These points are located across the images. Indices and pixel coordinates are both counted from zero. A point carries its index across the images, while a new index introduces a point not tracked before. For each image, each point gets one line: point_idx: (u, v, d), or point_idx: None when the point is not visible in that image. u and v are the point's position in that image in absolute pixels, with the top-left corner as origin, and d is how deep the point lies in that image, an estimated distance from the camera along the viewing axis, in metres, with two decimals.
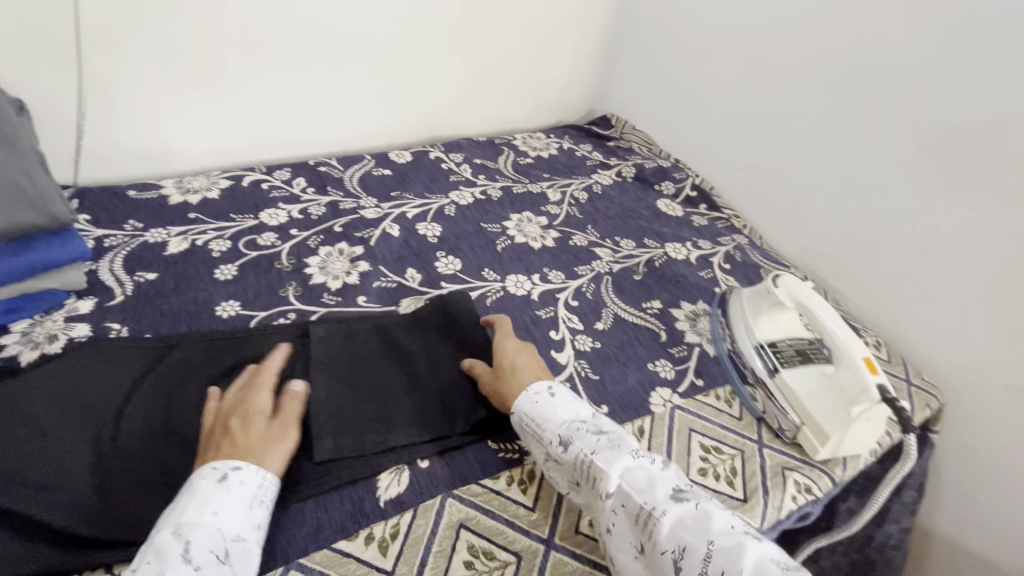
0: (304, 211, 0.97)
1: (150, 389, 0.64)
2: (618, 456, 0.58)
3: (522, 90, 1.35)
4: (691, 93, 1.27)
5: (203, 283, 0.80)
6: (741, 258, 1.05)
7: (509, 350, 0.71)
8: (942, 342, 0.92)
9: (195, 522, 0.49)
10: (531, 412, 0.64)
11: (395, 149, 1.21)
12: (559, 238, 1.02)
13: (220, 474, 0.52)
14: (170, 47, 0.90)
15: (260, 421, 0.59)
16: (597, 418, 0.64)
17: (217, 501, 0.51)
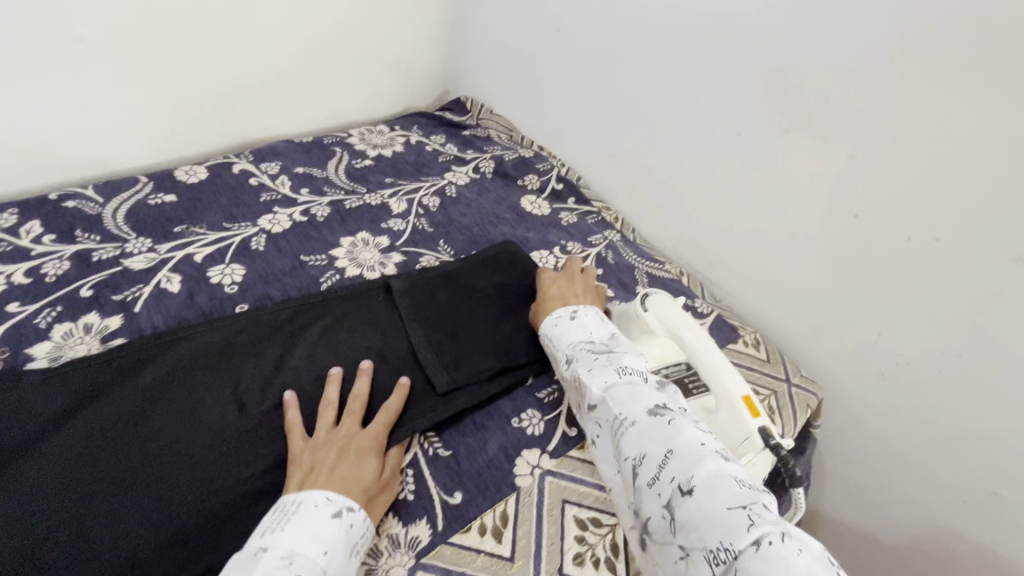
0: (33, 271, 0.70)
1: (182, 399, 0.60)
2: (605, 372, 0.57)
3: (352, 75, 1.13)
4: (545, 69, 1.11)
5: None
6: (613, 259, 0.94)
7: (550, 281, 0.76)
8: (814, 329, 0.88)
9: (304, 557, 0.46)
10: (551, 335, 0.67)
11: (186, 164, 0.95)
12: (403, 263, 0.84)
13: (335, 509, 0.50)
14: None
15: (370, 454, 0.57)
16: (614, 341, 0.63)
17: (329, 539, 0.48)
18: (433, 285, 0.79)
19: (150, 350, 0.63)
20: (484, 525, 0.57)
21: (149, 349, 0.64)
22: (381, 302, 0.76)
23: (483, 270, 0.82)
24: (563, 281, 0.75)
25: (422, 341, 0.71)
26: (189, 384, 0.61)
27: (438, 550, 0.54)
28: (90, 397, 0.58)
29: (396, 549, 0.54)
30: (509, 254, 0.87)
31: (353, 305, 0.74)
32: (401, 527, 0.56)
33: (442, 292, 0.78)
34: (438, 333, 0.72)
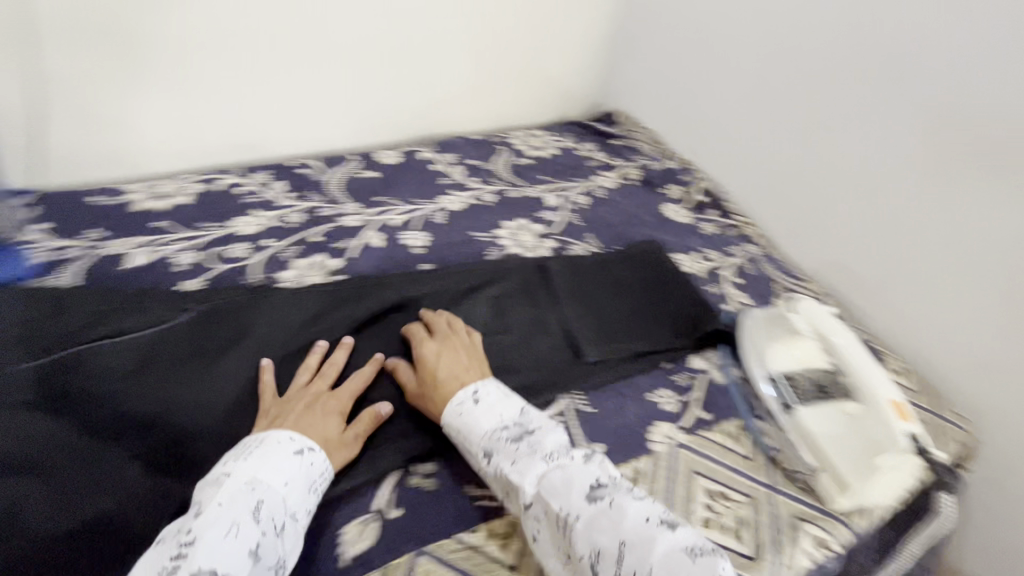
0: (280, 218, 0.90)
1: (387, 335, 0.75)
2: (532, 463, 0.56)
3: (521, 85, 1.27)
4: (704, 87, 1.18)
5: (161, 295, 0.72)
6: (752, 271, 0.97)
7: (429, 357, 0.68)
8: (975, 367, 0.85)
9: (266, 486, 0.51)
10: (457, 426, 0.61)
11: (384, 149, 1.13)
12: (556, 249, 0.94)
13: (296, 448, 0.55)
14: (138, 37, 0.84)
15: (335, 413, 0.62)
16: (525, 417, 0.61)
17: (289, 472, 0.53)
18: (586, 272, 0.89)
19: (372, 288, 0.79)
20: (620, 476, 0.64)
21: (367, 288, 0.79)
22: (538, 279, 0.86)
23: (632, 269, 0.91)
24: (451, 357, 0.68)
25: (573, 317, 0.81)
26: (392, 325, 0.76)
27: None
28: (322, 309, 0.75)
29: None
30: (654, 256, 0.93)
31: (517, 276, 0.86)
32: None
33: (592, 280, 0.88)
34: (586, 313, 0.82)
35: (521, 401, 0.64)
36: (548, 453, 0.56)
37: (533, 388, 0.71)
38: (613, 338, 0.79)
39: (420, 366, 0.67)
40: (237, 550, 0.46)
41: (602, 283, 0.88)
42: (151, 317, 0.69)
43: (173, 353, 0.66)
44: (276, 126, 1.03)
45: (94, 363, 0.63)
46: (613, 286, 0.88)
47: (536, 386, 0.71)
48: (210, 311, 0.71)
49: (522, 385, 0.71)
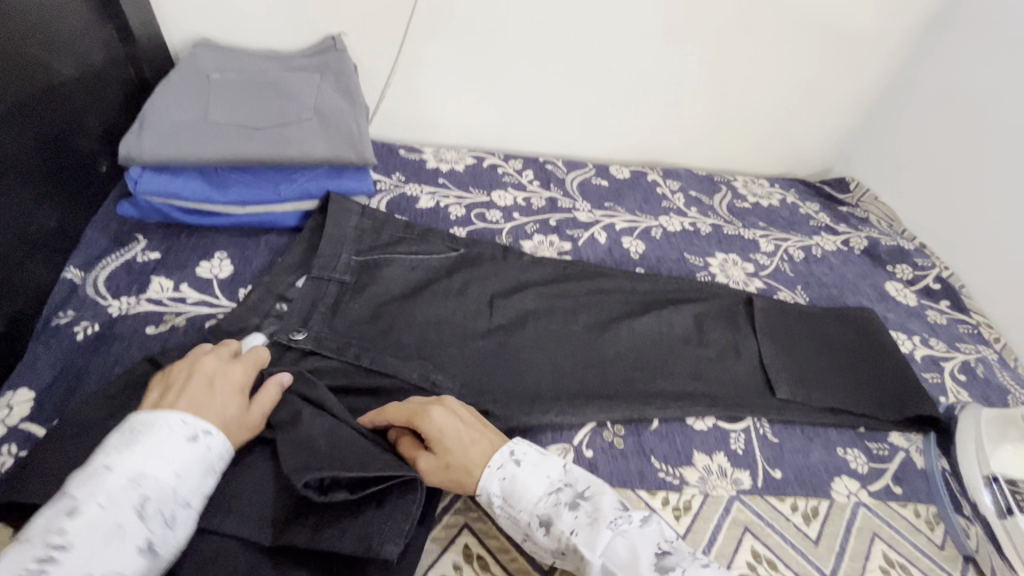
0: (527, 199, 1.07)
1: (606, 312, 0.84)
2: (596, 534, 0.52)
3: (756, 135, 1.32)
4: (975, 185, 1.12)
5: (442, 236, 0.87)
6: (983, 374, 0.89)
7: (441, 430, 0.57)
8: None
9: (149, 479, 0.47)
10: (501, 495, 0.56)
11: (616, 165, 1.27)
12: (763, 290, 0.97)
13: (188, 434, 0.50)
14: (468, 44, 1.07)
15: (238, 393, 0.56)
16: (570, 475, 0.58)
17: (181, 461, 0.49)
18: (791, 317, 0.89)
19: (598, 273, 0.90)
20: (796, 506, 0.66)
21: (597, 272, 0.90)
22: (742, 309, 0.90)
23: (846, 330, 0.89)
24: (454, 420, 0.59)
25: (768, 355, 0.82)
26: (610, 305, 0.85)
27: (755, 497, 0.66)
28: (555, 278, 0.87)
29: (722, 477, 0.67)
30: (868, 324, 0.91)
31: (721, 303, 0.90)
32: (729, 467, 0.68)
33: (796, 326, 0.88)
34: (783, 355, 0.83)
35: (560, 457, 0.60)
36: (612, 520, 0.53)
37: (723, 401, 0.75)
38: (809, 386, 0.79)
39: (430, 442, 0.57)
40: (119, 553, 0.44)
41: (814, 334, 0.88)
42: (429, 248, 0.84)
43: (446, 278, 0.81)
44: (537, 127, 1.22)
45: (398, 274, 0.80)
46: (825, 340, 0.87)
47: (726, 401, 0.75)
48: (473, 256, 0.86)
49: (714, 395, 0.76)
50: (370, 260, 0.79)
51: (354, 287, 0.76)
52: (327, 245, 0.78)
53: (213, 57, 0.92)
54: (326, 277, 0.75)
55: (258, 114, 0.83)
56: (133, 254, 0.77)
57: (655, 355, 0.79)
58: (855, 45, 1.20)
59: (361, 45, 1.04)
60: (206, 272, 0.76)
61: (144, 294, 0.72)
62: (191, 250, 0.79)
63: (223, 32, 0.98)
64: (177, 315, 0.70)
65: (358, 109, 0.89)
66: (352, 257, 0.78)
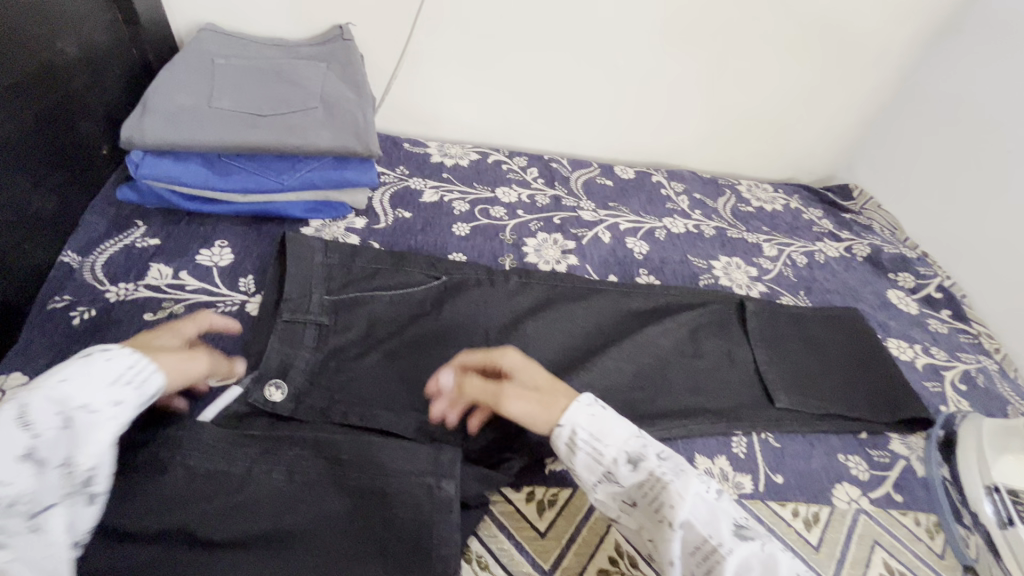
0: (531, 196, 1.06)
1: (608, 315, 0.84)
2: (682, 480, 0.52)
3: (760, 138, 1.32)
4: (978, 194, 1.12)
5: (423, 259, 0.82)
6: (984, 383, 0.89)
7: (516, 367, 0.62)
8: None
9: (33, 389, 0.45)
10: (589, 428, 0.56)
11: (621, 165, 1.26)
12: (766, 294, 0.97)
13: (91, 349, 0.50)
14: (475, 37, 1.06)
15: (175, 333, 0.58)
16: (652, 435, 0.58)
17: (73, 371, 0.47)
18: (782, 320, 0.89)
19: (591, 290, 0.86)
20: (797, 511, 0.65)
21: (592, 291, 0.86)
22: (733, 316, 0.88)
23: (848, 336, 0.89)
24: (531, 367, 0.63)
25: (763, 362, 0.82)
26: (612, 308, 0.85)
27: (756, 501, 0.65)
28: (557, 281, 0.86)
29: (724, 481, 0.67)
30: (869, 330, 0.90)
31: (714, 310, 0.88)
32: (730, 470, 0.68)
33: (798, 332, 0.88)
34: (782, 363, 0.82)
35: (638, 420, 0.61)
36: (700, 474, 0.53)
37: (725, 412, 0.74)
38: (809, 394, 0.78)
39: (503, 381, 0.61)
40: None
41: (817, 341, 0.87)
42: (407, 279, 0.78)
43: (433, 309, 0.76)
44: (543, 124, 1.21)
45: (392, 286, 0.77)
46: (828, 346, 0.87)
47: (729, 405, 0.75)
48: (456, 282, 0.80)
49: (716, 399, 0.76)
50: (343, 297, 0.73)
51: (333, 328, 0.70)
52: (293, 287, 0.72)
53: (218, 42, 0.91)
54: (300, 318, 0.69)
55: (264, 101, 0.82)
56: (133, 239, 0.75)
57: (654, 371, 0.77)
58: (864, 52, 1.20)
59: (367, 35, 1.03)
60: (206, 260, 0.75)
61: (143, 281, 0.70)
62: (192, 237, 0.78)
63: (229, 18, 0.97)
64: (176, 302, 0.68)
65: (366, 101, 0.89)
66: (324, 296, 0.72)
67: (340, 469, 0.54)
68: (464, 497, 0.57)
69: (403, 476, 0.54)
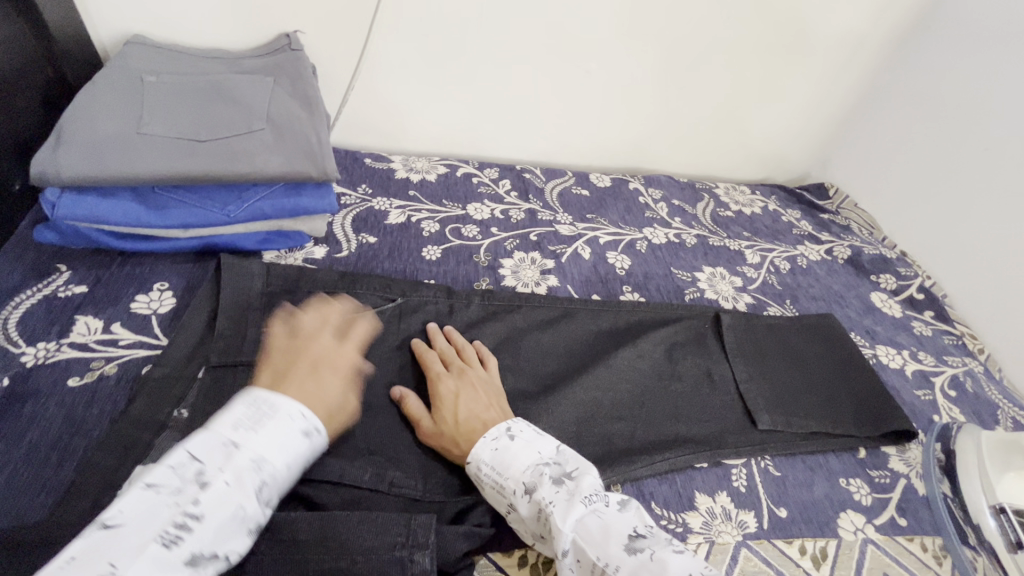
0: (505, 212, 1.00)
1: (592, 341, 0.79)
2: (570, 506, 0.50)
3: (734, 139, 1.29)
4: (956, 189, 1.11)
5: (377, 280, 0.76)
6: (972, 389, 0.88)
7: (448, 395, 0.62)
8: None
9: (273, 465, 0.45)
10: (490, 463, 0.56)
11: (596, 172, 1.21)
12: (752, 306, 0.94)
13: (305, 428, 0.48)
14: (439, 42, 0.98)
15: (341, 376, 0.57)
16: (562, 455, 0.56)
17: (301, 453, 0.48)
18: (759, 332, 0.86)
19: (574, 311, 0.82)
20: (804, 548, 0.62)
21: (574, 310, 0.82)
22: (709, 330, 0.85)
23: (834, 346, 0.86)
24: (469, 391, 0.63)
25: (742, 380, 0.78)
26: (596, 332, 0.80)
27: (762, 541, 0.61)
28: (519, 300, 0.80)
29: (727, 521, 0.62)
30: (844, 336, 0.89)
31: (689, 325, 0.84)
32: (733, 508, 0.64)
33: (782, 345, 0.85)
34: (768, 381, 0.79)
35: (557, 439, 0.59)
36: (589, 496, 0.51)
37: (707, 440, 0.70)
38: (789, 411, 0.75)
39: (436, 407, 0.62)
40: (238, 530, 0.42)
41: (805, 354, 0.84)
42: (360, 302, 0.72)
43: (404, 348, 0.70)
44: (513, 132, 1.15)
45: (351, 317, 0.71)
46: (819, 361, 0.84)
47: (724, 435, 0.71)
48: (413, 304, 0.75)
49: (712, 429, 0.72)
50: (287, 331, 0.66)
51: None
52: (227, 325, 0.64)
53: (147, 56, 0.81)
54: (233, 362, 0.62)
55: (203, 122, 0.73)
56: (54, 287, 0.66)
57: (633, 399, 0.72)
58: (834, 50, 1.18)
59: (319, 44, 0.94)
60: (142, 307, 0.66)
61: (67, 338, 0.62)
62: (125, 281, 0.69)
63: (161, 29, 0.87)
64: (107, 361, 0.60)
65: (319, 118, 0.81)
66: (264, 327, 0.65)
67: (297, 551, 0.48)
68: (441, 563, 0.51)
69: (372, 551, 0.48)
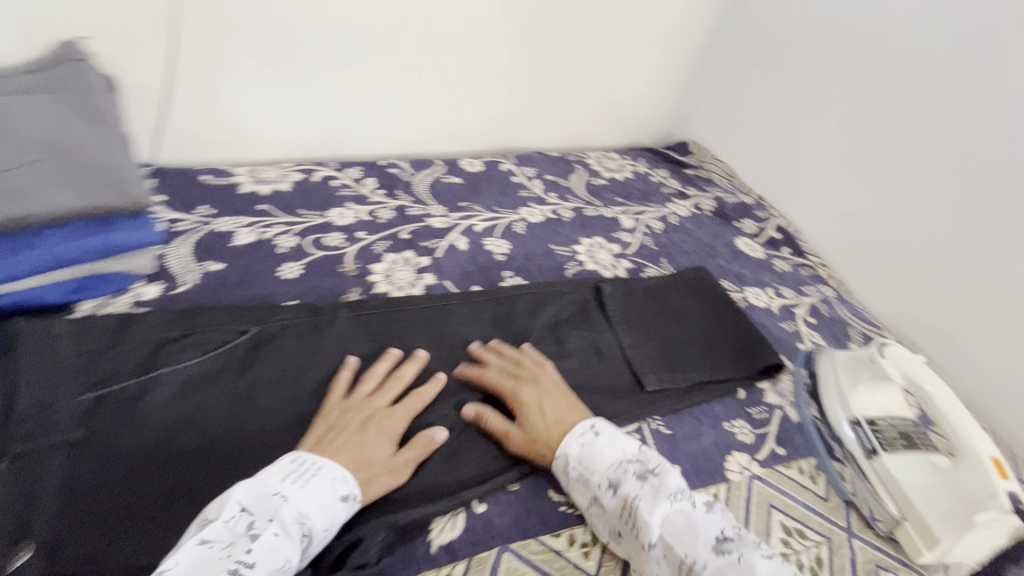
0: (372, 213, 0.94)
1: (473, 336, 0.76)
2: (657, 503, 0.52)
3: (598, 107, 1.31)
4: (795, 129, 1.20)
5: (222, 313, 0.68)
6: (827, 313, 0.97)
7: (530, 403, 0.63)
8: None
9: (312, 522, 0.48)
10: (577, 456, 0.58)
11: (466, 157, 1.17)
12: (631, 270, 0.96)
13: (344, 493, 0.51)
14: (267, 33, 0.89)
15: (388, 436, 0.58)
16: (646, 452, 0.58)
17: (337, 514, 0.50)
18: (639, 295, 0.88)
19: (453, 308, 0.78)
20: None
21: (453, 308, 0.78)
22: (592, 301, 0.86)
23: (707, 297, 0.90)
24: (550, 397, 0.64)
25: (628, 345, 0.80)
26: (478, 325, 0.77)
27: None
28: (391, 308, 0.75)
29: None
30: (713, 285, 0.93)
31: (571, 301, 0.84)
32: None
33: (659, 304, 0.87)
34: (651, 342, 0.81)
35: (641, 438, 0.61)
36: (676, 494, 0.53)
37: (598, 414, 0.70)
38: (672, 368, 0.78)
39: (519, 415, 0.63)
40: None
41: (682, 309, 0.88)
42: (206, 342, 0.65)
43: (264, 382, 0.63)
44: (371, 126, 1.08)
45: (195, 362, 0.63)
46: (695, 314, 0.87)
47: (614, 406, 0.72)
48: (271, 331, 0.68)
49: (603, 401, 0.72)
50: (112, 393, 0.58)
51: (120, 436, 0.55)
52: (28, 404, 0.54)
53: None
54: (38, 444, 0.52)
55: None
56: None
57: None
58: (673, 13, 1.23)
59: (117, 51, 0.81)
60: None
61: None
62: None
63: None
64: None
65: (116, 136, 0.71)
66: (78, 397, 0.56)
67: None
68: None
69: None
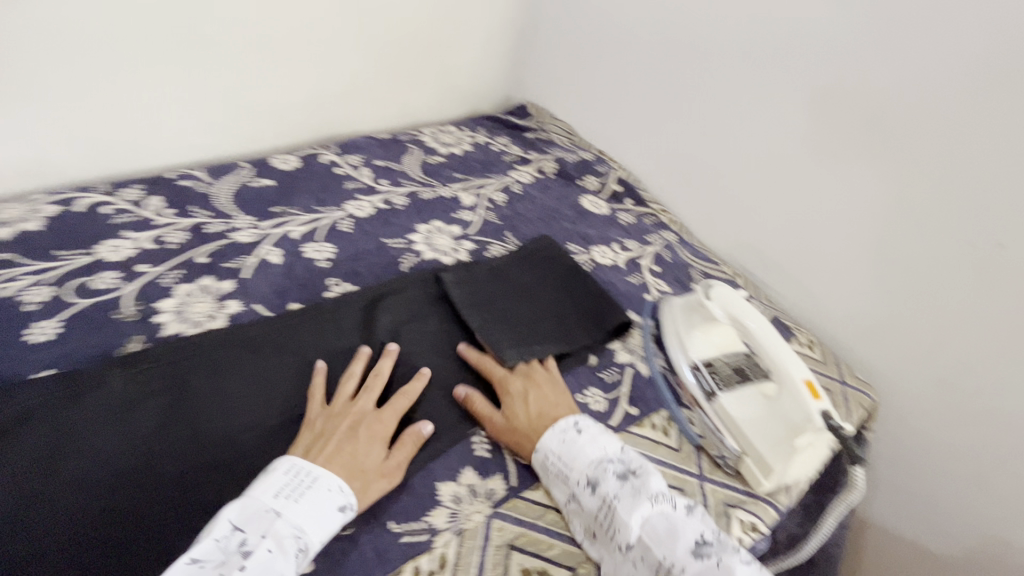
0: (157, 239, 0.79)
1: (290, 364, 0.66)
2: (638, 505, 0.55)
3: (424, 78, 1.22)
4: (619, 77, 1.20)
5: None
6: (671, 259, 0.98)
7: (521, 394, 0.66)
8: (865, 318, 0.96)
9: (309, 534, 0.49)
10: (557, 451, 0.60)
11: (280, 154, 1.04)
12: (474, 250, 0.91)
13: (341, 503, 0.52)
14: None
15: (376, 440, 0.58)
16: (626, 454, 0.61)
17: (336, 522, 0.51)
18: (479, 275, 0.82)
19: (263, 335, 0.68)
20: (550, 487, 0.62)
21: (262, 335, 0.67)
22: (428, 293, 0.79)
23: (550, 264, 0.88)
24: (545, 390, 0.67)
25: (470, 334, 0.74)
26: (296, 349, 0.68)
27: (511, 503, 0.60)
28: (180, 352, 0.63)
29: (475, 499, 0.59)
30: (557, 250, 0.90)
31: (405, 298, 0.77)
32: (479, 480, 0.61)
33: (502, 281, 0.83)
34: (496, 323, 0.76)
35: (620, 438, 0.64)
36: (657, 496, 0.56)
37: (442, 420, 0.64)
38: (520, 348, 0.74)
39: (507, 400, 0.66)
40: None
41: (526, 283, 0.84)
42: None
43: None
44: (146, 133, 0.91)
45: None
46: (540, 285, 0.84)
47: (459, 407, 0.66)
48: (11, 418, 0.54)
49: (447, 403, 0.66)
50: None
51: None
52: None
53: None
54: None
55: None
56: None
57: None
58: None
59: None
60: None
61: None
62: None
63: None
64: None
65: None
66: None
67: None
68: None
69: None
